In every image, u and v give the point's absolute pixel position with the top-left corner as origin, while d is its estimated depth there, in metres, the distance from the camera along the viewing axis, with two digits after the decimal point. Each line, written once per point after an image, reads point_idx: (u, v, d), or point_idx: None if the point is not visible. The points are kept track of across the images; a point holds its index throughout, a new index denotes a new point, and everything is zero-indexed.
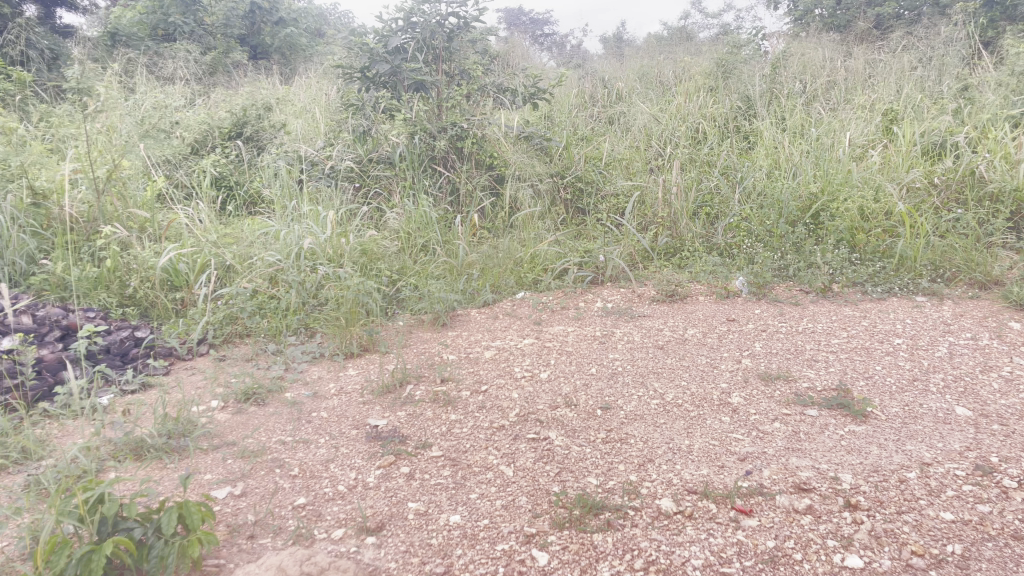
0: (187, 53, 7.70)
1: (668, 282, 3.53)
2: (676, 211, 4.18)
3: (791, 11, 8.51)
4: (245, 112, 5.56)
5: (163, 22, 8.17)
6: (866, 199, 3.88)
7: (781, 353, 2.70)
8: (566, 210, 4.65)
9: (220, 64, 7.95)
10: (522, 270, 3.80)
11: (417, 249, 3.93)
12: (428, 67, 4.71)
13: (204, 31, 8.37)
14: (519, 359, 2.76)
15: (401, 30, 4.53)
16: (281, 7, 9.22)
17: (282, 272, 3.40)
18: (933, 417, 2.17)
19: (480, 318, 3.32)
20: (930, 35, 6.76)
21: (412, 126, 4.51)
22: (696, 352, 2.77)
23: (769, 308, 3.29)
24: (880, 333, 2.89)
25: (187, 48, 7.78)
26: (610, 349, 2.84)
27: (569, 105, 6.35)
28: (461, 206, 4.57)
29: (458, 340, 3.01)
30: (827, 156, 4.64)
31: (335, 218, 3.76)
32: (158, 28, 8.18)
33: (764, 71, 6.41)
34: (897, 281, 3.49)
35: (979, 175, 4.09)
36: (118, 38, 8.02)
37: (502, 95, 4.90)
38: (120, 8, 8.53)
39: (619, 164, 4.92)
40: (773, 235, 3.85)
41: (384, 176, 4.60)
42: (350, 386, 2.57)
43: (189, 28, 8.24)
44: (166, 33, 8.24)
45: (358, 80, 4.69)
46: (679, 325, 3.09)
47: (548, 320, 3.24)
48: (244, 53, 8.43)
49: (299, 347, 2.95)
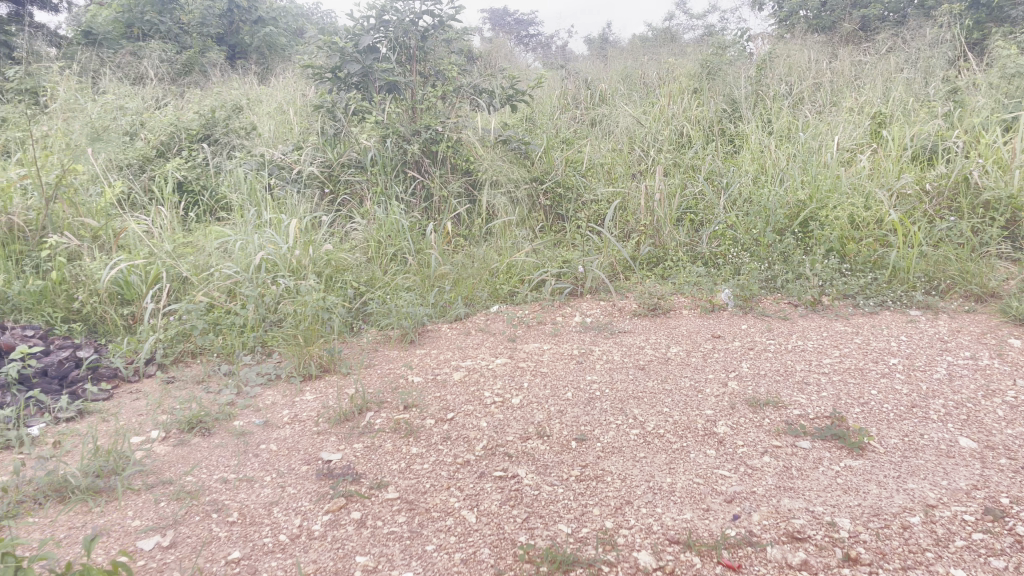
0: (160, 52, 7.49)
1: (650, 295, 3.35)
2: (659, 219, 4.00)
3: (775, 12, 8.37)
4: (213, 113, 5.34)
5: (138, 20, 7.91)
6: (856, 207, 3.72)
7: (770, 376, 2.52)
8: (545, 217, 4.44)
9: (195, 63, 7.70)
10: (497, 281, 3.61)
11: (387, 260, 3.73)
12: (401, 68, 4.52)
13: (180, 30, 8.12)
14: (490, 382, 2.56)
15: (372, 28, 4.34)
16: (261, 6, 8.95)
17: (240, 285, 3.19)
18: (935, 449, 2.00)
19: (451, 334, 3.13)
20: (916, 37, 6.62)
21: (385, 129, 4.33)
22: (679, 373, 2.59)
23: (757, 323, 3.12)
24: (874, 352, 2.72)
25: (161, 47, 7.57)
26: (588, 370, 2.65)
27: (550, 107, 6.17)
28: (436, 213, 4.37)
29: (426, 360, 2.81)
30: (815, 162, 4.48)
31: (298, 227, 3.55)
32: (133, 27, 7.90)
33: (750, 72, 6.25)
34: (890, 294, 3.32)
35: (972, 182, 3.94)
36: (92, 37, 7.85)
37: (479, 97, 4.69)
38: (95, 6, 8.33)
39: (600, 169, 4.74)
40: (759, 244, 3.71)
41: (355, 181, 4.40)
42: (305, 413, 2.37)
43: (167, 28, 8.00)
44: (142, 32, 7.99)
45: (329, 81, 4.53)
46: (661, 342, 2.91)
47: (523, 336, 3.05)
48: (221, 53, 8.18)
49: (254, 368, 2.74)
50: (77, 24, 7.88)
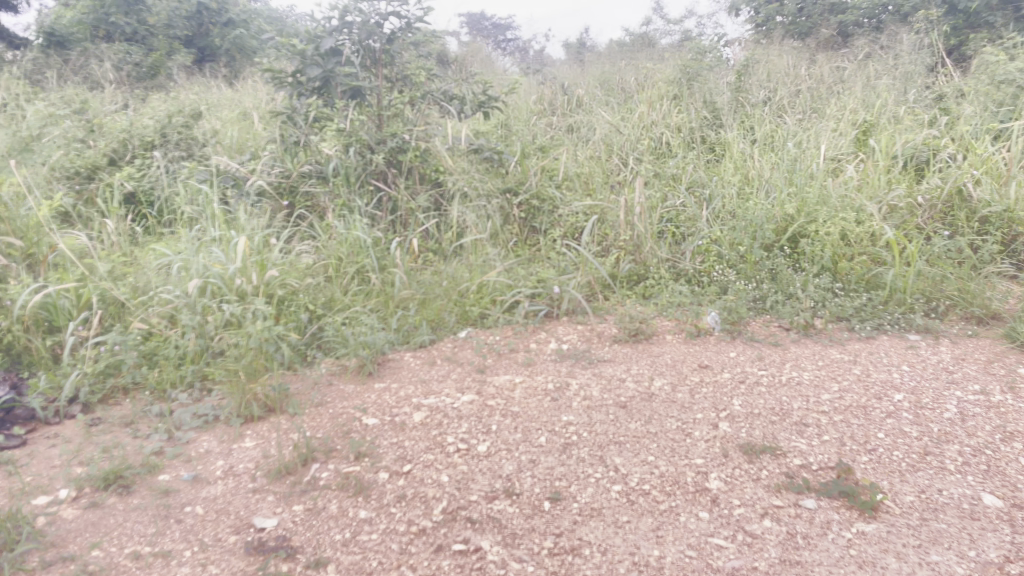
0: (124, 54, 7.20)
1: (632, 319, 3.09)
2: (639, 235, 3.74)
3: (751, 17, 8.17)
4: (169, 119, 5.01)
5: (104, 22, 7.61)
6: (848, 221, 3.49)
7: (764, 416, 2.26)
8: (519, 230, 4.18)
9: (162, 66, 7.30)
10: (467, 302, 3.32)
11: (348, 279, 3.44)
12: (366, 73, 4.23)
13: (147, 32, 7.69)
14: (453, 425, 2.28)
15: (334, 29, 4.04)
16: (234, 6, 8.34)
17: (181, 310, 2.89)
18: (958, 510, 1.76)
19: (414, 364, 2.85)
20: (893, 44, 6.45)
21: (347, 138, 4.07)
22: (665, 413, 2.32)
23: (746, 350, 2.87)
24: (876, 386, 2.47)
25: (126, 49, 7.28)
26: (564, 409, 2.37)
27: (524, 113, 5.92)
28: (401, 227, 4.09)
29: (383, 397, 2.53)
30: (800, 173, 4.27)
31: (246, 245, 3.22)
32: (98, 29, 7.61)
33: (729, 78, 6.05)
34: (887, 316, 3.08)
35: (966, 196, 3.74)
36: (56, 39, 7.59)
37: (448, 103, 4.41)
38: (59, 7, 8.04)
39: (576, 181, 4.53)
40: (746, 261, 3.48)
41: (315, 192, 4.10)
42: (241, 466, 2.10)
43: (133, 29, 7.61)
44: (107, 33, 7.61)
45: (289, 85, 4.20)
46: (644, 375, 2.64)
47: (493, 367, 2.78)
48: (189, 56, 7.73)
49: (189, 409, 2.46)
50: (40, 25, 7.61)
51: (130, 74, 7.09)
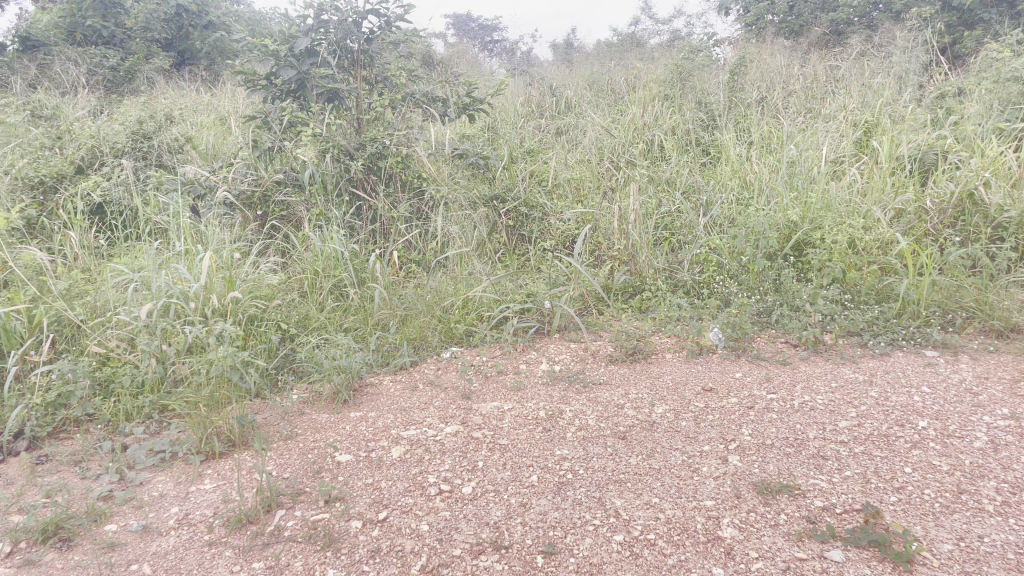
0: (101, 58, 6.98)
1: (628, 336, 2.89)
2: (634, 244, 3.55)
3: (741, 16, 7.99)
4: (142, 125, 4.79)
5: (81, 26, 7.31)
6: (855, 228, 3.31)
7: (778, 448, 2.06)
8: (507, 239, 3.99)
9: (140, 70, 7.07)
10: (452, 318, 3.11)
11: (324, 295, 3.25)
12: (344, 73, 4.12)
13: (124, 35, 7.40)
14: (436, 461, 2.07)
15: (309, 29, 3.89)
16: (214, 8, 8.16)
17: (141, 333, 2.66)
18: (1004, 560, 1.54)
19: (393, 389, 2.63)
20: (887, 41, 6.27)
21: (324, 143, 3.81)
22: (668, 445, 2.11)
23: (752, 370, 2.68)
24: (897, 410, 2.27)
25: (103, 53, 7.03)
26: (557, 441, 2.16)
27: (512, 116, 5.72)
28: (383, 237, 3.88)
29: (360, 429, 2.31)
30: (800, 177, 4.09)
31: (212, 261, 3.00)
32: (75, 33, 7.31)
33: (721, 78, 5.88)
34: (901, 331, 2.90)
35: (978, 199, 3.54)
36: (31, 43, 7.32)
37: (431, 105, 4.27)
38: (35, 11, 7.77)
39: (566, 188, 4.34)
40: (749, 272, 3.29)
41: (291, 202, 3.87)
42: (197, 512, 1.89)
43: (110, 33, 7.28)
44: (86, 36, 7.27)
45: (263, 87, 4.04)
46: (643, 401, 2.43)
47: (480, 392, 2.57)
48: (168, 60, 7.47)
49: (144, 445, 2.24)
50: (15, 29, 7.37)
51: (107, 78, 6.87)
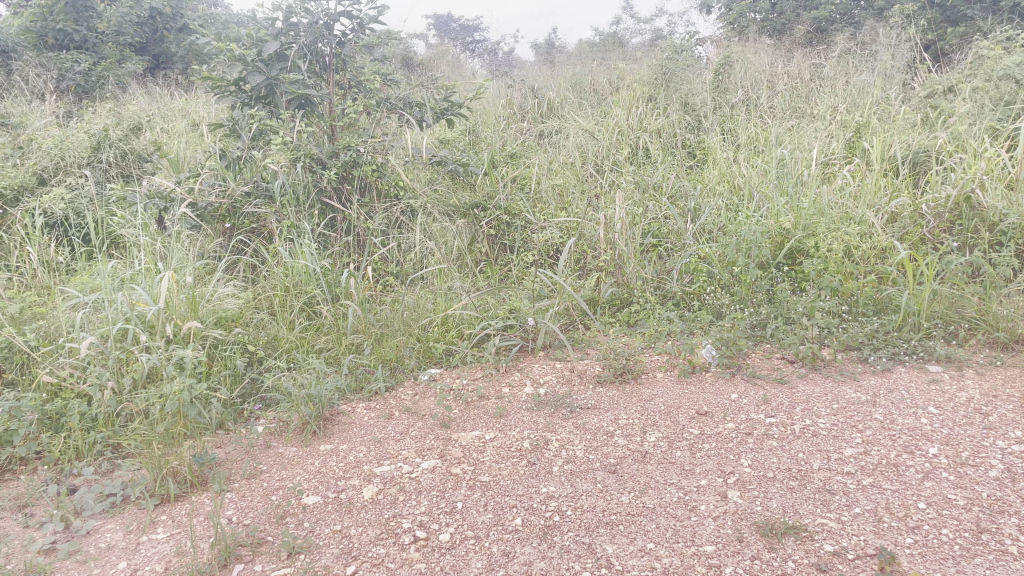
0: (73, 63, 6.73)
1: (617, 354, 2.74)
2: (621, 254, 3.40)
3: (723, 14, 7.86)
4: (109, 133, 4.58)
5: (53, 30, 7.02)
6: (851, 235, 3.17)
7: (781, 481, 1.91)
8: (490, 249, 3.83)
9: (112, 75, 6.84)
10: (431, 337, 2.95)
11: (295, 313, 3.07)
12: (315, 79, 3.96)
13: (97, 40, 7.15)
14: (411, 503, 1.90)
15: (278, 32, 3.72)
16: (191, 11, 7.90)
17: (95, 362, 2.47)
18: None
19: (367, 417, 2.46)
20: (870, 39, 6.16)
21: (294, 151, 3.64)
22: (662, 479, 1.96)
23: (749, 391, 2.53)
24: (904, 435, 2.13)
25: (75, 58, 6.79)
26: (543, 477, 2.00)
27: (494, 118, 5.58)
28: (359, 249, 3.71)
29: (331, 465, 2.14)
30: (790, 180, 3.96)
31: (173, 282, 2.82)
32: (46, 37, 7.02)
33: (706, 78, 5.75)
34: (903, 344, 2.76)
35: (975, 203, 3.42)
36: None
37: (407, 110, 4.12)
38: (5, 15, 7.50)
39: (549, 195, 4.19)
40: (741, 282, 3.15)
41: (261, 213, 3.69)
42: (146, 568, 1.71)
43: (82, 37, 7.05)
44: (56, 41, 7.01)
45: (232, 94, 3.84)
46: (634, 428, 2.27)
47: (460, 420, 2.41)
48: (142, 64, 7.27)
49: (93, 488, 2.06)
50: None
51: (77, 84, 6.64)
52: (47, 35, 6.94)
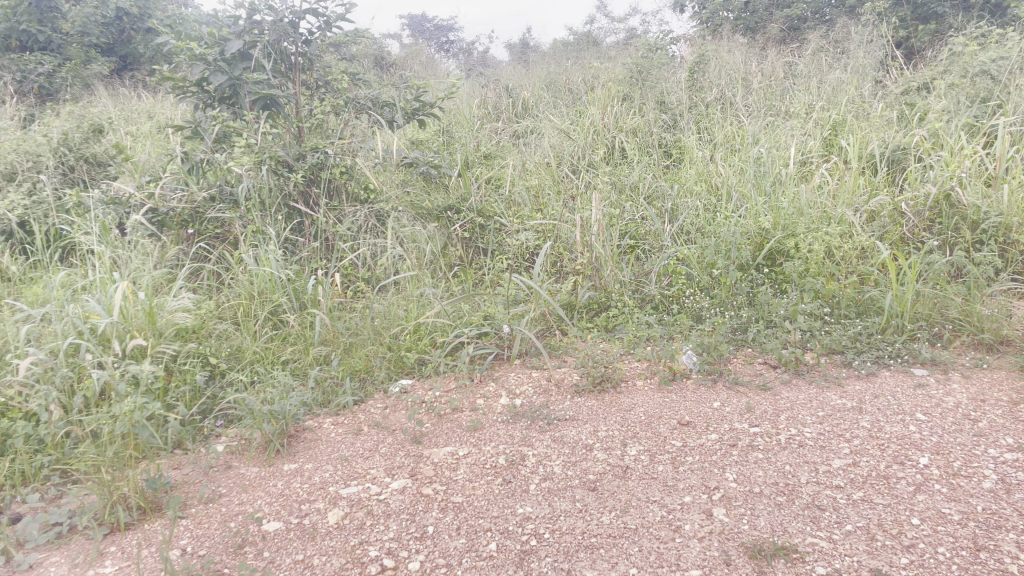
0: (36, 64, 6.50)
1: (596, 362, 2.63)
2: (598, 257, 3.30)
3: (696, 13, 7.79)
4: (68, 136, 4.40)
5: (15, 31, 6.76)
6: (832, 235, 3.10)
7: (768, 497, 1.82)
8: (464, 253, 3.72)
9: (78, 77, 6.64)
10: (403, 345, 2.83)
11: (259, 322, 2.94)
12: (281, 79, 3.82)
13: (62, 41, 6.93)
14: (378, 528, 1.79)
15: (241, 30, 3.57)
16: (160, 11, 7.52)
17: (44, 379, 2.32)
18: None
19: (334, 433, 2.34)
20: (843, 36, 6.11)
21: (259, 153, 3.53)
22: (644, 497, 1.86)
23: (732, 399, 2.44)
24: (894, 445, 2.05)
25: (38, 59, 6.56)
26: (519, 497, 1.89)
27: (468, 117, 5.48)
28: (328, 254, 3.58)
29: (295, 487, 2.02)
30: (768, 179, 3.89)
31: (129, 292, 2.67)
32: (8, 38, 6.77)
33: (681, 76, 5.68)
34: (887, 348, 2.69)
35: (955, 201, 3.37)
36: None
37: (377, 111, 4.00)
38: None
39: (524, 196, 4.09)
40: (721, 285, 3.07)
41: (225, 218, 3.54)
42: None
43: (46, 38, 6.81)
44: (19, 42, 6.77)
45: (194, 95, 3.69)
46: (614, 440, 2.18)
47: (432, 435, 2.29)
48: (109, 66, 7.07)
49: (38, 516, 1.92)
50: None
51: (41, 85, 6.42)
52: (9, 36, 6.69)
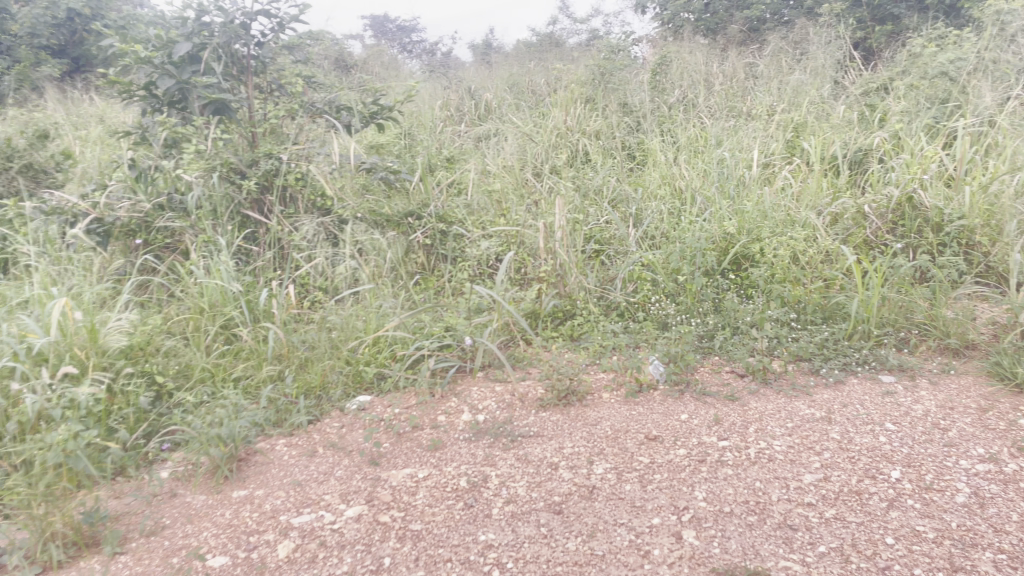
0: None
1: (562, 375, 2.53)
2: (563, 264, 3.20)
3: (657, 14, 7.74)
4: (11, 142, 4.21)
5: None
6: (797, 239, 3.06)
7: (739, 517, 1.76)
8: (425, 260, 3.61)
9: (28, 78, 6.43)
10: (361, 359, 2.72)
11: (210, 337, 2.79)
12: (232, 82, 3.68)
13: (11, 43, 6.70)
14: (332, 562, 1.69)
15: (189, 32, 3.42)
16: (114, 11, 7.07)
17: None
18: None
19: (287, 455, 2.23)
20: (802, 36, 6.10)
21: (210, 161, 3.42)
22: (611, 519, 1.79)
23: (699, 410, 2.38)
24: (864, 458, 2.01)
25: None
26: (481, 524, 1.81)
27: (430, 120, 5.39)
28: (282, 263, 3.45)
29: (244, 517, 1.91)
30: (732, 182, 3.86)
31: (67, 309, 2.51)
32: None
33: (643, 77, 5.64)
34: (855, 354, 2.65)
35: (917, 203, 3.36)
36: None
37: (333, 114, 3.87)
38: None
39: (486, 201, 4.00)
40: (686, 291, 3.01)
41: (174, 228, 3.38)
42: None
43: None
44: None
45: (141, 99, 3.59)
46: (580, 458, 2.10)
47: (391, 455, 2.20)
48: (61, 68, 6.83)
49: None
50: None
51: None
52: None
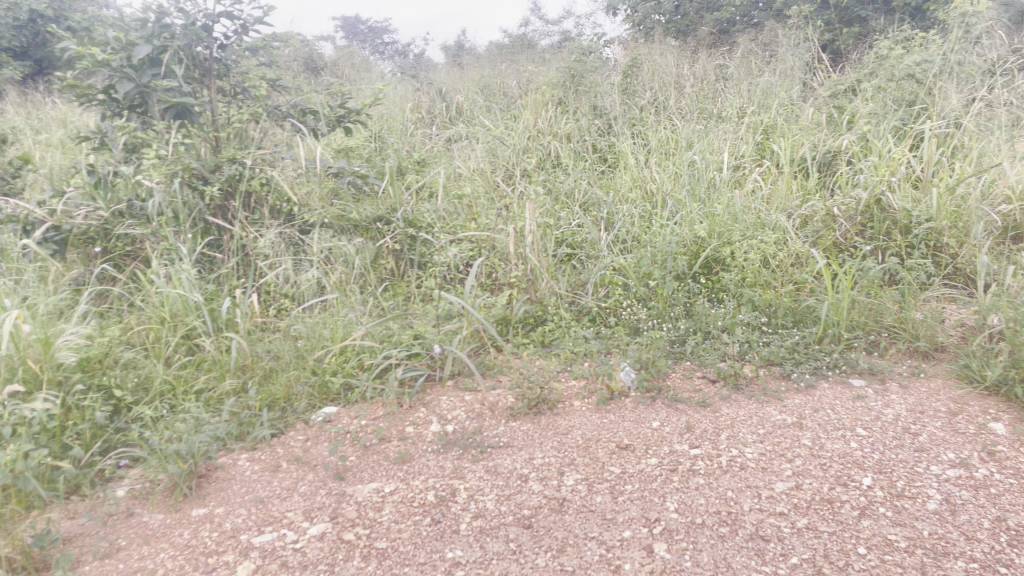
0: None
1: (532, 382, 2.49)
2: (533, 269, 3.16)
3: (627, 16, 7.73)
4: None
5: None
6: (767, 243, 3.05)
7: (710, 528, 1.73)
8: (394, 265, 3.55)
9: None
10: (327, 369, 2.65)
11: (171, 347, 2.72)
12: (195, 85, 3.60)
13: None
14: None
15: (150, 34, 3.34)
16: (76, 11, 6.91)
17: None
18: None
19: (249, 470, 2.17)
20: (771, 38, 6.12)
21: (172, 166, 3.34)
22: (582, 533, 1.75)
23: (671, 417, 2.35)
24: (836, 464, 1.99)
25: None
26: (449, 540, 1.76)
27: (400, 124, 5.33)
28: (246, 270, 3.38)
29: (203, 536, 1.84)
30: (703, 185, 3.85)
31: (18, 321, 2.42)
32: None
33: (614, 79, 5.62)
34: (826, 358, 2.64)
35: (885, 205, 3.37)
36: None
37: (298, 117, 3.81)
38: None
39: (456, 205, 3.95)
40: (658, 296, 2.99)
41: (134, 235, 3.29)
42: None
43: None
44: None
45: (100, 103, 3.48)
46: (550, 469, 2.06)
47: (357, 470, 2.14)
48: (23, 71, 6.68)
49: None
50: None
51: None
52: None
